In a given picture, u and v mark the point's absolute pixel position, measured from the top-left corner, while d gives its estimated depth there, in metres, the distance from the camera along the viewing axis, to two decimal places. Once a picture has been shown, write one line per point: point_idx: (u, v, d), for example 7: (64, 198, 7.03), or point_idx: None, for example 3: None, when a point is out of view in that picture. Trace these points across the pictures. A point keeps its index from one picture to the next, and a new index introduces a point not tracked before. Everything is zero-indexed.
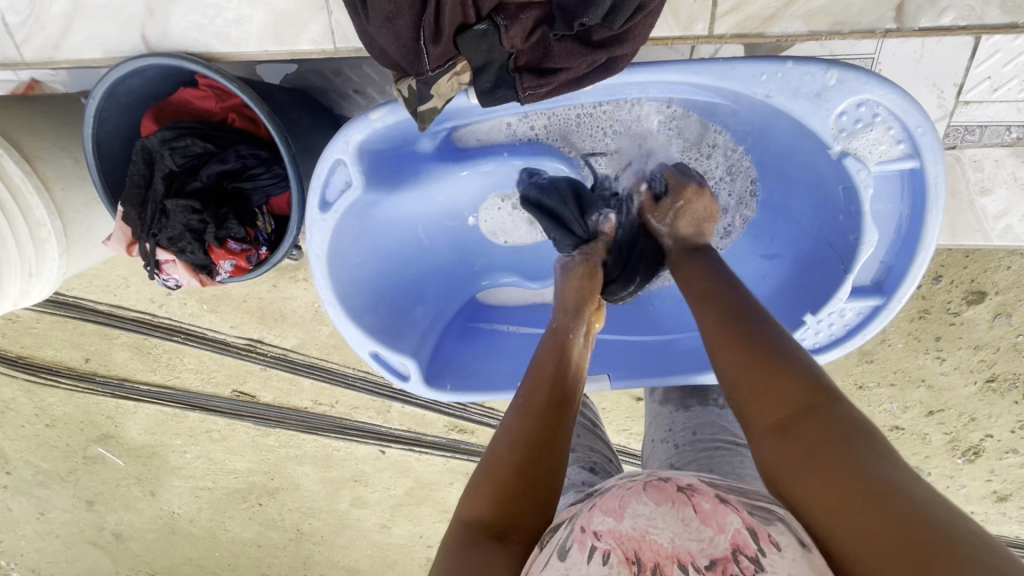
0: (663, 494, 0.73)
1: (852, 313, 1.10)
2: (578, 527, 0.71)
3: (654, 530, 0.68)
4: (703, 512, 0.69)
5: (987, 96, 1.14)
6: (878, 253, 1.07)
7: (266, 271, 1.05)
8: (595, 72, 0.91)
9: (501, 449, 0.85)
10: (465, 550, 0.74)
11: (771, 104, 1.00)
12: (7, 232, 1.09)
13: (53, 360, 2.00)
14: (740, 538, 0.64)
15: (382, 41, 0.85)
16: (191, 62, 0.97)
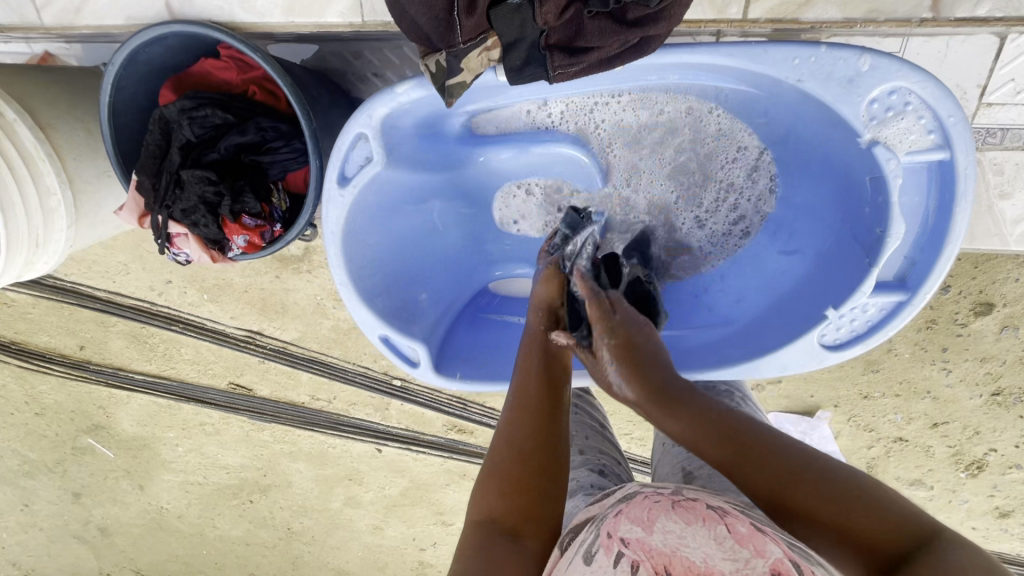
0: (695, 516, 0.71)
1: (874, 308, 1.07)
2: (606, 534, 0.70)
3: (686, 547, 0.65)
4: (738, 536, 0.66)
5: (1010, 99, 1.14)
6: (903, 248, 1.05)
7: (281, 247, 1.04)
8: (627, 52, 0.89)
9: (500, 451, 0.84)
10: (485, 549, 0.74)
11: (801, 90, 1.00)
12: (17, 199, 1.07)
13: (47, 346, 1.96)
14: (779, 565, 0.61)
15: (412, 13, 0.83)
16: (216, 29, 0.97)
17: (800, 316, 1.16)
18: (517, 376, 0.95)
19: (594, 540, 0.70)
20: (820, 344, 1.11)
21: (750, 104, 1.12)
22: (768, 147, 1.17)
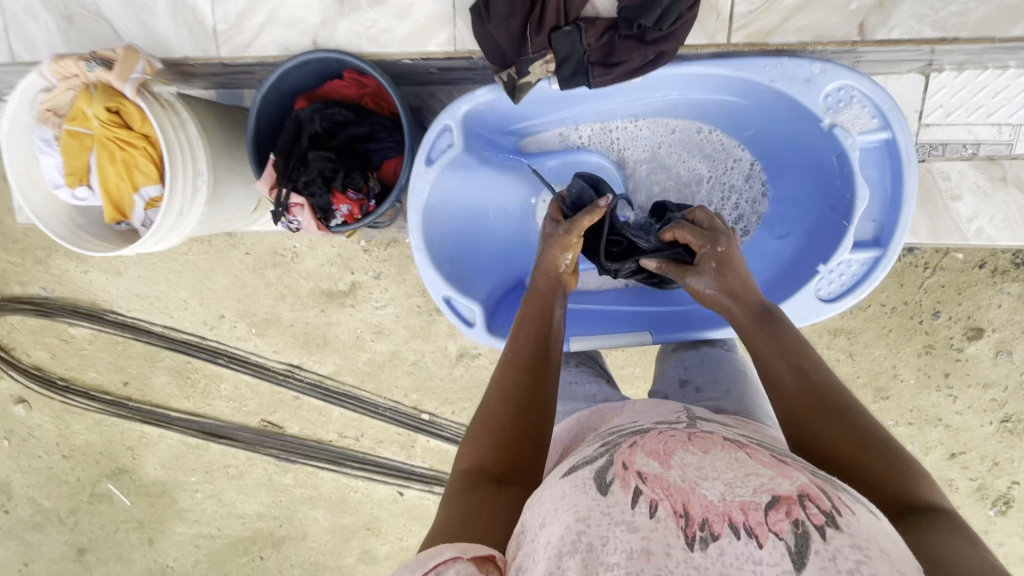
0: (711, 451, 0.76)
1: (857, 264, 1.19)
2: (621, 465, 0.73)
3: (707, 484, 0.69)
4: (759, 466, 0.72)
5: (942, 120, 1.25)
6: (874, 211, 1.18)
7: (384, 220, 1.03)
8: (647, 66, 1.13)
9: (492, 396, 0.93)
10: (473, 492, 0.80)
11: (777, 91, 1.16)
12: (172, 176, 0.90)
13: (92, 383, 2.07)
14: (805, 493, 0.66)
15: (496, 38, 1.11)
16: (349, 58, 1.03)
17: (793, 283, 1.27)
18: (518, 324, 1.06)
19: (606, 469, 0.74)
20: (818, 299, 1.22)
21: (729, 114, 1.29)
22: (757, 160, 1.35)
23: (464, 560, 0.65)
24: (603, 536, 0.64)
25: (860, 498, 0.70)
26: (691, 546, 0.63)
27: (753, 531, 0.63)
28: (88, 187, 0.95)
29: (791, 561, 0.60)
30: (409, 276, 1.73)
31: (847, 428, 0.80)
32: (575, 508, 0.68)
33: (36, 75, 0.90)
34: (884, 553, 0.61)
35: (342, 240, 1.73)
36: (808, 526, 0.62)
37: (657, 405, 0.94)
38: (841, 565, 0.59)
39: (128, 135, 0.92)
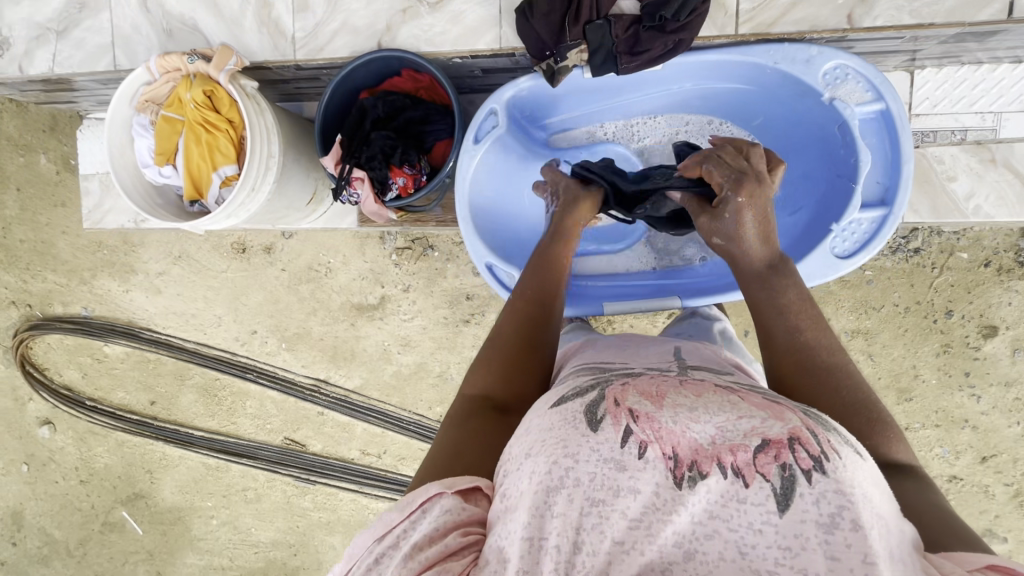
0: (704, 390, 0.62)
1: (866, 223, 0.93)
2: (611, 402, 0.58)
3: (699, 421, 0.55)
4: (755, 403, 0.58)
5: (929, 110, 1.09)
6: (875, 173, 0.92)
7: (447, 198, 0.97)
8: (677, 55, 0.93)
9: (504, 323, 0.82)
10: (472, 422, 0.69)
11: (780, 76, 0.93)
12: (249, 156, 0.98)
13: (120, 403, 2.10)
14: (800, 434, 0.53)
15: (533, 31, 0.92)
16: (408, 55, 0.97)
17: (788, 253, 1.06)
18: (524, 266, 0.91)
19: (596, 402, 0.58)
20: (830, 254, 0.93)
21: (726, 104, 1.04)
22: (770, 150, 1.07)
23: (452, 494, 0.57)
24: (586, 474, 0.52)
25: (851, 435, 0.56)
26: (677, 488, 0.51)
27: (740, 473, 0.51)
28: (174, 166, 1.03)
29: (776, 503, 0.49)
30: (437, 288, 1.80)
31: (857, 401, 0.67)
32: (535, 445, 0.56)
33: (144, 68, 0.98)
34: (874, 501, 0.50)
35: (374, 254, 1.82)
36: (798, 469, 0.50)
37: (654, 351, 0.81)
38: (828, 511, 0.48)
39: (216, 118, 1.00)
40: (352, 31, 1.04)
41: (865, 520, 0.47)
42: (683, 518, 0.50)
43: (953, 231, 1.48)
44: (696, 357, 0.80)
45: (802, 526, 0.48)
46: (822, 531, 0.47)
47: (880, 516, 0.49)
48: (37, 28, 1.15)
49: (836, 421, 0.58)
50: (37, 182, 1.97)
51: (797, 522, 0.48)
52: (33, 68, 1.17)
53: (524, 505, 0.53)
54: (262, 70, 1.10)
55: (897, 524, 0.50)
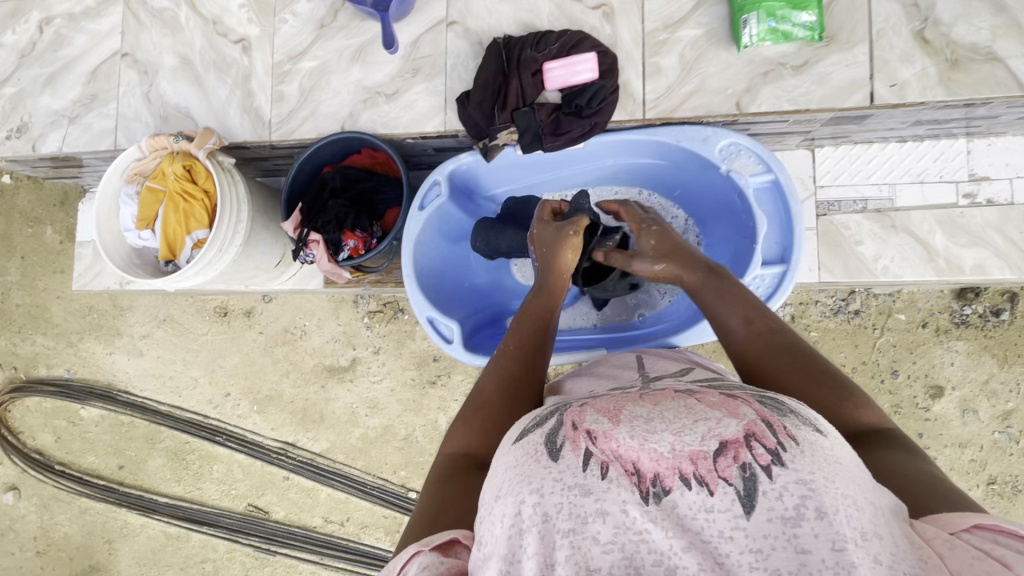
0: (663, 400, 0.60)
1: (768, 278, 1.01)
2: (568, 427, 0.55)
3: (655, 432, 0.53)
4: (710, 403, 0.56)
5: (832, 182, 1.21)
6: (773, 236, 1.03)
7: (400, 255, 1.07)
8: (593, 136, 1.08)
9: (488, 384, 0.75)
10: (458, 476, 0.65)
11: (685, 152, 1.07)
12: (216, 222, 1.09)
13: (88, 468, 2.08)
14: (754, 427, 0.51)
15: (470, 116, 1.08)
16: (365, 137, 1.11)
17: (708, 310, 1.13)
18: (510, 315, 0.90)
19: (555, 431, 0.55)
20: None
21: (650, 179, 1.19)
22: (692, 215, 1.19)
23: (429, 550, 0.54)
24: (552, 507, 0.49)
25: (811, 414, 0.54)
26: (645, 505, 0.49)
27: (703, 481, 0.49)
28: (153, 230, 1.15)
29: (742, 505, 0.47)
30: (406, 350, 1.87)
31: (810, 372, 0.66)
32: (499, 487, 0.53)
33: (135, 147, 1.12)
34: (841, 483, 0.47)
35: (348, 317, 1.90)
36: (758, 466, 0.48)
37: (614, 375, 0.85)
38: (793, 503, 0.46)
39: (193, 188, 1.13)
40: (321, 116, 1.20)
41: (830, 505, 0.45)
42: (656, 536, 0.47)
43: (888, 294, 1.56)
44: (657, 365, 0.85)
45: (769, 524, 0.46)
46: (791, 526, 0.45)
47: (848, 497, 0.46)
48: (54, 116, 1.34)
49: (793, 402, 0.56)
50: (41, 250, 2.11)
51: (765, 521, 0.46)
52: (45, 147, 1.34)
53: (494, 551, 0.49)
54: (240, 148, 1.25)
55: (870, 502, 0.48)
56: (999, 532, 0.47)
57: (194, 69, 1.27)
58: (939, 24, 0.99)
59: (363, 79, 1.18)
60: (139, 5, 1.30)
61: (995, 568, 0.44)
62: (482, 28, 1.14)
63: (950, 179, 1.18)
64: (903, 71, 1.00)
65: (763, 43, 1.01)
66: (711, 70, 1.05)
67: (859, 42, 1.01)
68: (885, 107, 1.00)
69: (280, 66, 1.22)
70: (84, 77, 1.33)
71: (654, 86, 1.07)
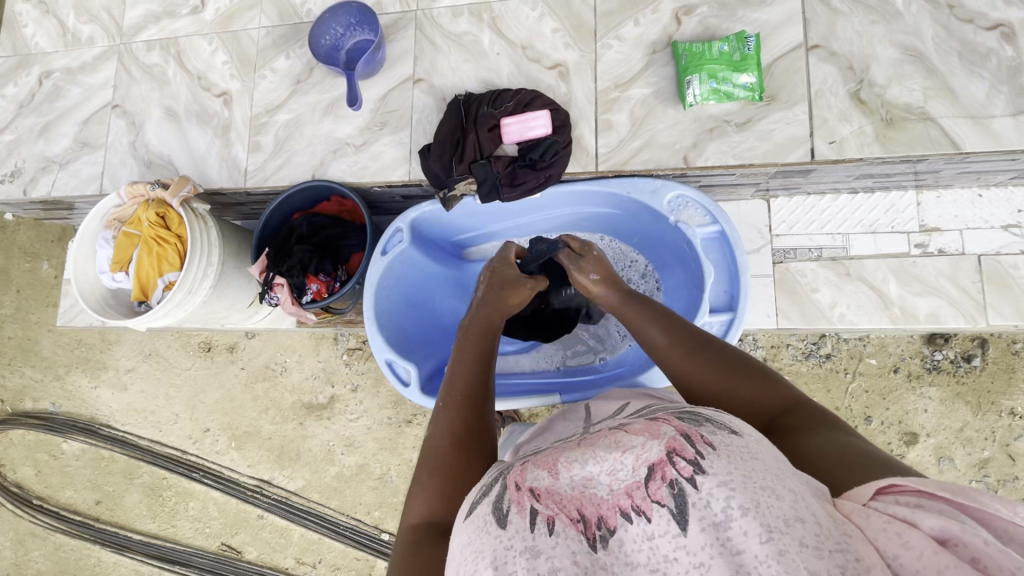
0: (595, 439, 0.60)
1: (717, 325, 1.03)
2: (512, 488, 0.55)
3: (590, 478, 0.54)
4: (635, 431, 0.57)
5: (788, 231, 1.24)
6: (721, 285, 1.05)
7: (367, 299, 1.11)
8: (549, 187, 1.12)
9: (441, 441, 0.73)
10: (428, 544, 0.62)
11: (636, 203, 1.11)
12: (186, 266, 1.14)
13: (66, 502, 2.08)
14: (674, 442, 0.52)
15: (431, 167, 1.13)
16: (333, 186, 1.17)
17: None
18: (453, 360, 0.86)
19: (501, 495, 0.55)
20: None
21: (609, 226, 1.22)
22: (650, 262, 1.21)
23: None
24: (506, 574, 0.48)
25: (729, 417, 0.55)
26: (595, 551, 0.50)
27: (640, 511, 0.50)
28: (126, 273, 1.19)
29: (677, 523, 0.48)
30: (383, 388, 1.88)
31: (726, 368, 0.71)
32: (457, 566, 0.52)
33: (115, 195, 1.18)
34: (759, 477, 0.49)
35: (328, 354, 1.93)
36: (683, 480, 0.50)
37: (566, 425, 0.86)
38: (720, 506, 0.47)
39: (167, 234, 1.18)
40: (294, 165, 1.26)
41: (751, 500, 0.47)
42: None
43: (858, 338, 1.56)
44: (601, 408, 0.85)
45: (704, 536, 0.47)
46: (723, 530, 0.46)
47: (766, 489, 0.48)
48: (46, 162, 1.41)
49: (712, 411, 0.58)
50: (37, 284, 2.17)
51: (699, 532, 0.47)
52: (35, 191, 1.41)
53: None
54: (219, 194, 1.32)
55: (791, 487, 0.49)
56: (899, 494, 0.48)
57: (178, 120, 1.34)
58: (874, 85, 1.04)
59: (334, 131, 1.24)
60: (131, 60, 1.39)
61: (903, 529, 0.44)
62: (445, 85, 1.21)
63: (902, 230, 1.21)
64: (841, 129, 1.04)
65: (706, 102, 1.06)
66: (660, 126, 1.10)
67: (799, 101, 1.06)
68: (826, 162, 1.05)
69: (257, 118, 1.29)
70: (76, 126, 1.41)
71: (606, 140, 1.12)
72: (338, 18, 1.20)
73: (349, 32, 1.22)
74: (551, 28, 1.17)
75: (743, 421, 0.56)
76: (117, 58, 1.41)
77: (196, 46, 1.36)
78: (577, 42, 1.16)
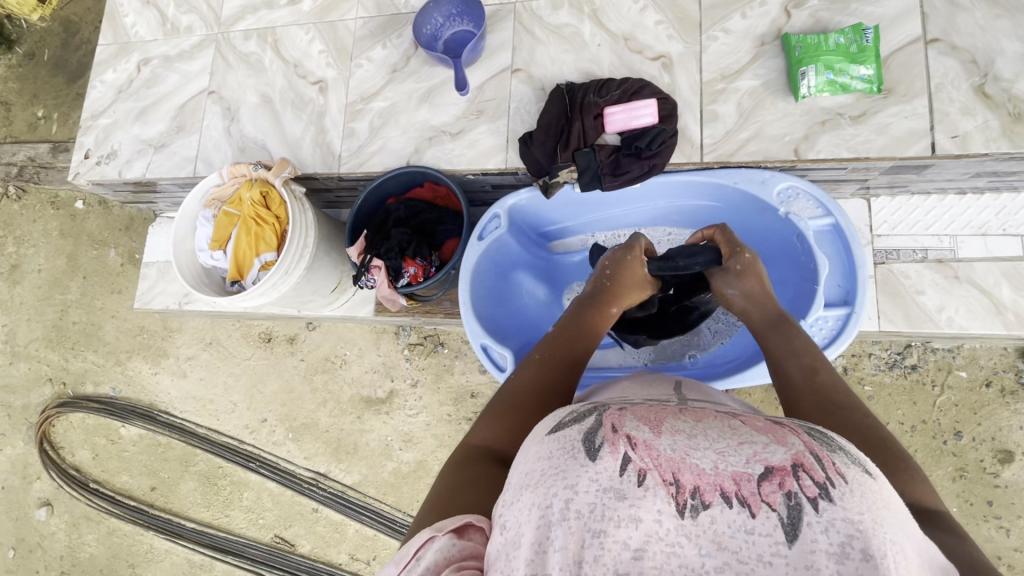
0: (700, 414, 0.51)
1: (832, 320, 1.01)
2: (607, 427, 0.47)
3: (697, 447, 0.45)
4: (755, 426, 0.48)
5: (889, 232, 1.20)
6: (835, 278, 1.03)
7: (463, 283, 1.11)
8: (651, 177, 1.11)
9: (519, 383, 0.70)
10: (479, 467, 0.60)
11: (741, 194, 1.09)
12: (286, 243, 1.15)
13: (120, 487, 2.09)
14: (802, 457, 0.43)
15: (533, 155, 1.13)
16: (429, 171, 1.17)
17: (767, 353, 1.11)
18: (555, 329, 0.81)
19: (594, 428, 0.47)
20: None
21: (702, 220, 1.19)
22: None
23: (444, 534, 0.49)
24: (584, 506, 0.42)
25: (859, 454, 0.46)
26: (680, 518, 0.41)
27: (744, 502, 0.41)
28: (224, 251, 1.21)
29: (784, 533, 0.39)
30: (443, 384, 1.86)
31: (862, 436, 0.60)
32: (530, 477, 0.45)
33: (217, 174, 1.20)
34: (891, 528, 0.40)
35: (388, 348, 1.92)
36: (803, 497, 0.40)
37: (647, 386, 0.71)
38: (838, 541, 0.38)
39: (266, 213, 1.20)
40: (388, 152, 1.27)
41: (877, 549, 0.38)
42: (690, 550, 0.40)
43: (947, 349, 1.46)
44: (696, 389, 0.70)
45: (812, 557, 0.38)
46: (835, 563, 0.37)
47: (896, 543, 0.39)
48: (141, 145, 1.45)
49: (842, 439, 0.48)
50: (103, 271, 2.22)
51: (808, 552, 0.38)
52: (130, 173, 1.44)
53: (519, 538, 0.43)
54: (311, 179, 1.33)
55: (913, 548, 0.40)
56: None
57: (273, 107, 1.37)
58: (999, 80, 1.02)
59: (430, 119, 1.25)
60: (228, 49, 1.43)
61: None
62: (545, 75, 1.21)
63: (1014, 233, 1.16)
64: (964, 124, 1.01)
65: (821, 93, 1.05)
66: (769, 118, 1.08)
67: (917, 95, 1.03)
68: (947, 157, 1.02)
69: (353, 106, 1.31)
70: (172, 111, 1.44)
71: (712, 131, 1.11)
72: (441, 8, 1.21)
73: (449, 22, 1.23)
74: (654, 20, 1.17)
75: (874, 465, 0.47)
76: (214, 46, 1.44)
77: (294, 35, 1.39)
78: (681, 34, 1.15)
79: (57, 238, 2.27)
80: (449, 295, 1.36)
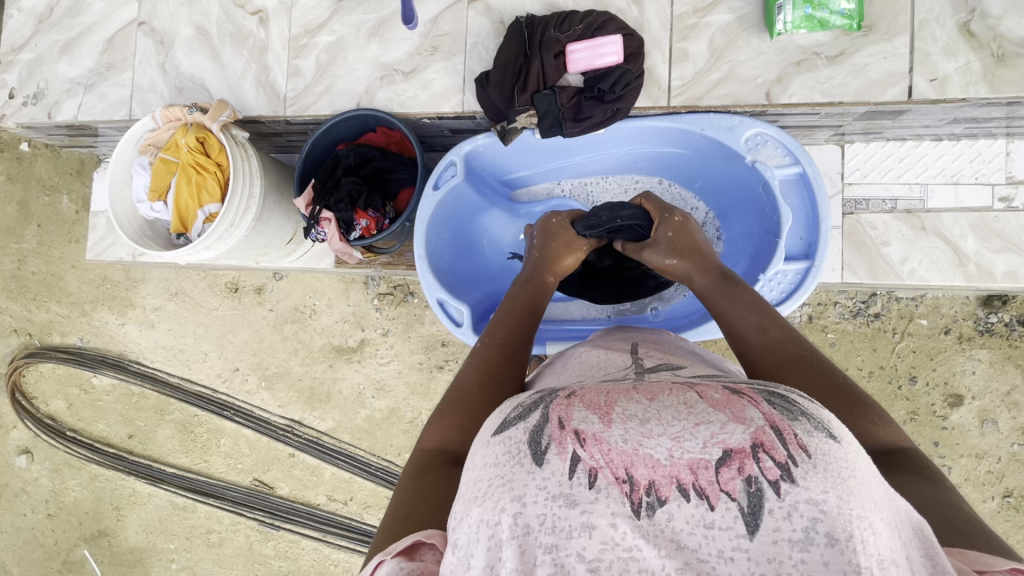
0: (654, 388, 0.49)
1: (792, 273, 1.00)
2: (554, 423, 0.44)
3: (651, 435, 0.43)
4: (711, 401, 0.45)
5: (861, 180, 1.17)
6: (798, 230, 1.01)
7: (420, 235, 1.06)
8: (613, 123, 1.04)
9: (470, 376, 0.67)
10: (435, 472, 0.57)
11: (708, 141, 1.03)
12: (228, 197, 1.08)
13: (98, 435, 2.11)
14: (762, 435, 0.41)
15: (489, 98, 1.05)
16: (382, 116, 1.10)
17: None
18: (501, 312, 0.78)
19: (540, 427, 0.44)
20: None
21: (668, 167, 1.15)
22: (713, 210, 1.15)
23: (393, 558, 0.47)
24: (534, 518, 0.40)
25: (825, 416, 0.44)
26: (637, 518, 0.40)
27: (702, 494, 0.40)
28: (165, 202, 1.14)
29: (745, 525, 0.39)
30: (414, 333, 1.86)
31: (820, 384, 0.59)
32: (478, 488, 0.43)
33: (149, 118, 1.11)
34: (858, 502, 0.39)
35: (357, 298, 1.89)
36: (764, 482, 0.39)
37: (605, 355, 0.68)
38: (801, 526, 0.38)
39: (206, 161, 1.12)
40: (337, 93, 1.18)
41: (843, 531, 0.37)
42: (650, 553, 0.39)
43: (911, 297, 1.46)
44: (652, 352, 0.67)
45: (775, 549, 0.38)
46: (799, 552, 0.37)
47: (863, 520, 0.38)
48: (70, 84, 1.33)
49: (802, 399, 0.46)
50: (57, 219, 2.12)
51: (770, 544, 0.38)
52: (60, 115, 1.33)
53: (469, 558, 0.40)
54: (255, 123, 1.24)
55: (885, 520, 0.39)
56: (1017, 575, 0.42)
57: (210, 41, 1.25)
58: (987, 16, 0.95)
59: (381, 56, 1.15)
60: None
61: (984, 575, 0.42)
62: (505, 6, 1.10)
63: (986, 182, 1.13)
64: (945, 65, 0.95)
65: (798, 30, 0.96)
66: (742, 57, 1.01)
67: (899, 32, 0.96)
68: (925, 102, 0.96)
69: (297, 40, 1.20)
70: (101, 45, 1.31)
71: (681, 72, 1.03)
72: None
73: None
74: None
75: (842, 424, 0.45)
76: None
77: None
78: None
79: (4, 183, 2.14)
80: (409, 246, 1.31)
